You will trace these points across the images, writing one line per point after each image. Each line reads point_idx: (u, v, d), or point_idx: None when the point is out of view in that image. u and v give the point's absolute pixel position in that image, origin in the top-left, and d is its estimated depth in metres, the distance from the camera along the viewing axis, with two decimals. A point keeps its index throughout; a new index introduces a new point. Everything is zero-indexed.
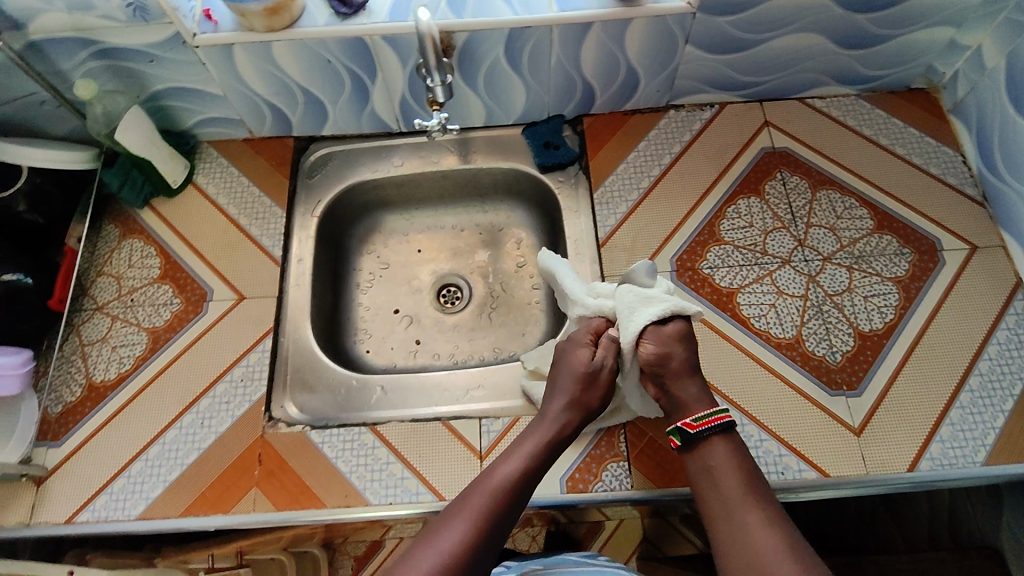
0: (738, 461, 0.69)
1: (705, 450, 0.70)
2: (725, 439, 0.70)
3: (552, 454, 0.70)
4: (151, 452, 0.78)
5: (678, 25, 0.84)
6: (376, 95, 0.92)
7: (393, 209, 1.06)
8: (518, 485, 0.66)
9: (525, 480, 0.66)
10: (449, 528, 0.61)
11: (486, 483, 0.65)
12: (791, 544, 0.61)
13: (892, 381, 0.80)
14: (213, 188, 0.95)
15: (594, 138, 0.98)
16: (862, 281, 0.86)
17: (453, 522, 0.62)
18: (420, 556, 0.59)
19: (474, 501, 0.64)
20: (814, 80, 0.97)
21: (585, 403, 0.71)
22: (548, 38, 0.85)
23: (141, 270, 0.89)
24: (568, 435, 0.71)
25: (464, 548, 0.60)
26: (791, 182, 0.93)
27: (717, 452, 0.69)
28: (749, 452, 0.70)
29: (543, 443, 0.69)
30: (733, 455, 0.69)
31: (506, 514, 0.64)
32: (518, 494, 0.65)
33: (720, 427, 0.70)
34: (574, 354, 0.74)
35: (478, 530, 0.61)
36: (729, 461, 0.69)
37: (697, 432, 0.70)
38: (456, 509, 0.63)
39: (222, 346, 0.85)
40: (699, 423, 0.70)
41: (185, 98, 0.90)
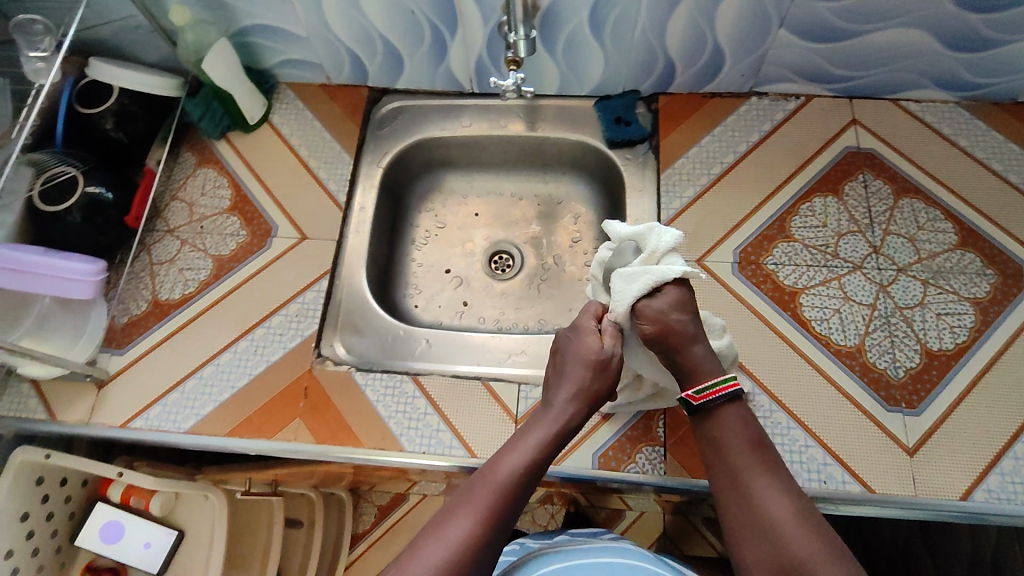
0: (746, 429, 0.69)
1: (711, 420, 0.70)
2: (732, 407, 0.70)
3: (558, 446, 0.67)
4: (205, 372, 0.82)
5: (775, 6, 0.81)
6: (454, 51, 0.92)
7: (456, 170, 1.06)
8: (524, 478, 0.64)
9: (531, 473, 0.65)
10: (454, 524, 0.60)
11: (491, 476, 0.64)
12: (800, 509, 0.64)
13: (956, 404, 0.76)
14: (286, 128, 0.97)
15: (669, 118, 0.95)
16: (937, 297, 0.82)
17: (459, 515, 0.61)
18: (427, 550, 0.58)
19: (479, 494, 0.62)
20: (911, 82, 0.91)
21: (591, 393, 0.69)
22: (635, 8, 0.82)
23: (212, 199, 0.93)
24: (574, 426, 0.69)
25: (471, 544, 0.59)
26: (873, 186, 0.89)
27: (724, 422, 0.69)
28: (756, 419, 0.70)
29: (548, 434, 0.67)
30: (740, 423, 0.69)
31: (512, 507, 0.62)
32: (524, 488, 0.64)
33: (725, 397, 0.69)
34: (578, 341, 0.71)
35: (485, 525, 0.60)
36: (736, 430, 0.69)
37: (701, 403, 0.69)
38: (462, 504, 0.62)
39: (279, 281, 0.87)
40: (703, 394, 0.69)
41: (270, 36, 0.92)
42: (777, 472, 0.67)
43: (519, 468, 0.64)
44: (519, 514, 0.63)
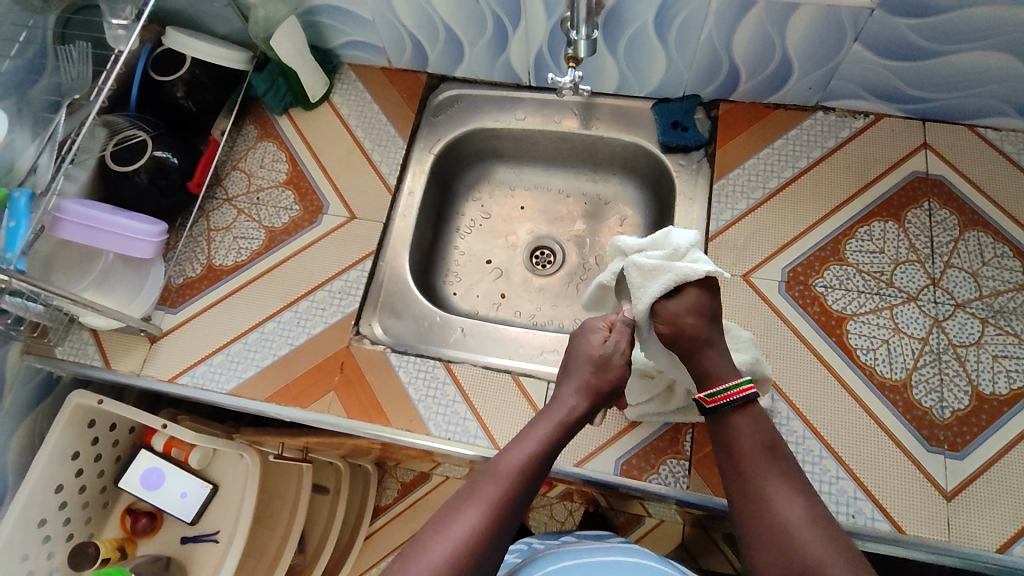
0: (761, 432, 0.65)
1: (724, 422, 0.66)
2: (748, 411, 0.66)
3: (563, 440, 0.66)
4: (249, 338, 0.85)
5: (851, 18, 0.78)
6: (515, 44, 0.92)
7: (506, 162, 1.07)
8: (531, 471, 0.62)
9: (537, 466, 0.63)
10: (458, 519, 0.59)
11: (496, 470, 0.62)
12: (818, 515, 0.60)
13: (1003, 453, 0.72)
14: (346, 108, 1.00)
15: (728, 126, 0.93)
16: (995, 338, 0.78)
17: (464, 510, 0.59)
18: (431, 545, 0.57)
19: (484, 490, 0.61)
20: (992, 108, 0.86)
21: (598, 389, 0.67)
22: (703, 11, 0.81)
23: (269, 172, 0.96)
24: (581, 421, 0.67)
25: (476, 539, 0.57)
26: (938, 215, 0.85)
27: (738, 425, 0.65)
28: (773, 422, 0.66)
29: (553, 429, 0.65)
30: (755, 426, 0.65)
31: (518, 503, 0.61)
32: (530, 483, 0.62)
33: (740, 401, 0.65)
34: (585, 339, 0.70)
35: (490, 521, 0.59)
36: (750, 433, 0.65)
37: (714, 407, 0.65)
38: (467, 499, 0.60)
39: (326, 257, 0.90)
40: (716, 398, 0.65)
41: (337, 17, 0.94)
42: (793, 475, 0.63)
43: (523, 462, 0.62)
44: (527, 509, 0.62)
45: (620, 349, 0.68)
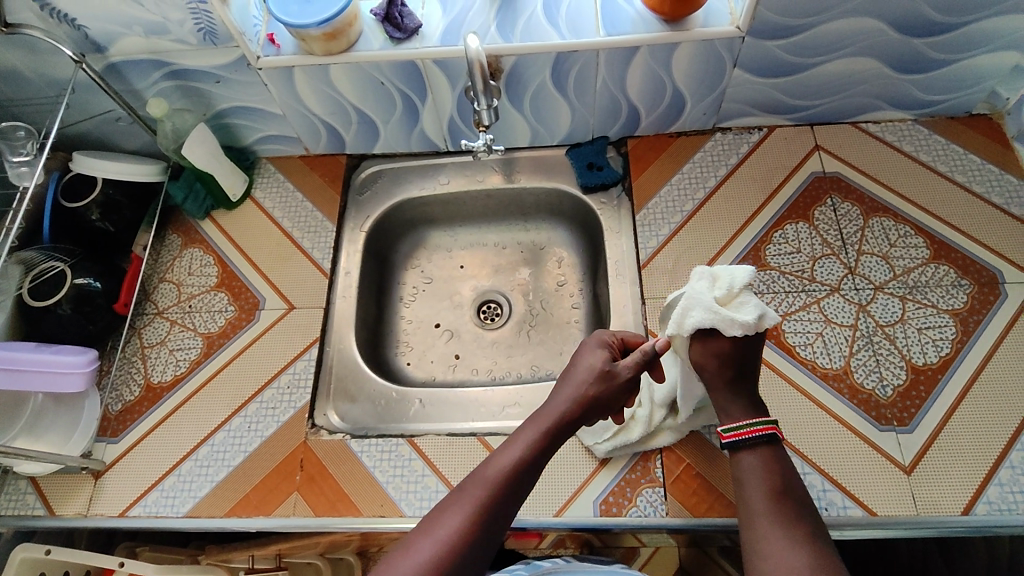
0: (772, 475, 0.66)
1: (739, 459, 0.68)
2: (763, 452, 0.67)
3: (551, 446, 0.67)
4: (200, 453, 0.82)
5: (727, 48, 0.84)
6: (425, 115, 0.95)
7: (438, 226, 1.08)
8: (518, 477, 0.64)
9: (524, 472, 0.65)
10: (447, 518, 0.61)
11: (485, 473, 0.64)
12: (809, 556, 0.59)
13: (946, 419, 0.77)
14: (269, 202, 1.00)
15: (638, 159, 0.98)
16: (916, 312, 0.83)
17: (452, 509, 0.62)
18: (419, 543, 0.59)
19: (472, 490, 0.63)
20: (869, 105, 0.94)
21: (591, 398, 0.69)
22: (594, 62, 0.86)
23: (199, 278, 0.95)
24: (570, 429, 0.68)
25: (462, 537, 0.59)
26: (842, 209, 0.91)
27: (752, 464, 0.67)
28: (790, 468, 0.67)
29: (542, 435, 0.67)
30: (770, 468, 0.66)
31: (503, 505, 0.63)
32: (516, 486, 0.64)
33: (758, 440, 0.67)
34: (589, 354, 0.72)
35: (475, 521, 0.61)
36: (763, 473, 0.66)
37: (733, 442, 0.68)
38: (456, 498, 0.63)
39: (269, 354, 0.89)
40: (737, 433, 0.67)
41: (247, 116, 0.95)
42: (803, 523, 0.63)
43: (511, 465, 0.65)
44: (510, 514, 0.64)
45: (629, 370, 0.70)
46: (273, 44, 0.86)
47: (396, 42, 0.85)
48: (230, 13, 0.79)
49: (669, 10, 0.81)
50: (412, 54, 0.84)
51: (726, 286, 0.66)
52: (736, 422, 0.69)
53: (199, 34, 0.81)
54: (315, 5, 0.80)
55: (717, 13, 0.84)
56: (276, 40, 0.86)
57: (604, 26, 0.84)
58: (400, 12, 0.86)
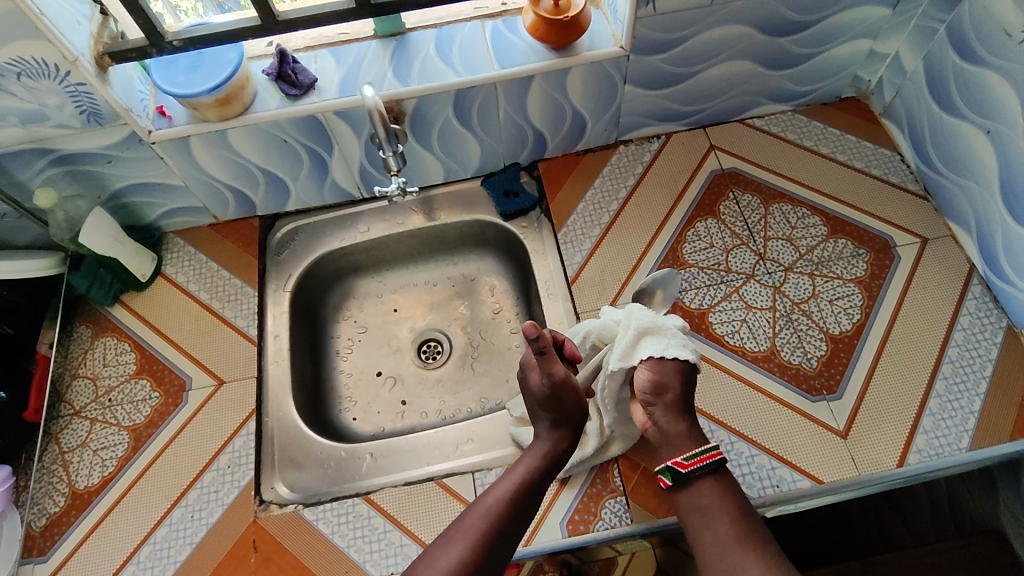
0: (729, 501, 0.69)
1: (695, 488, 0.70)
2: (715, 479, 0.70)
3: (547, 476, 0.71)
4: (143, 553, 0.77)
5: (615, 67, 0.88)
6: (335, 166, 0.94)
7: (365, 273, 1.06)
8: (517, 505, 0.68)
9: (522, 500, 0.69)
10: (447, 549, 0.64)
11: (483, 504, 0.68)
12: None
13: (868, 379, 0.82)
14: (183, 276, 0.96)
15: (551, 181, 1.02)
16: (826, 286, 0.89)
17: (454, 541, 0.65)
18: (423, 575, 0.62)
19: (469, 521, 0.67)
20: (752, 102, 1.02)
21: (555, 419, 0.72)
22: (493, 95, 0.88)
23: (117, 368, 0.90)
24: (560, 455, 0.72)
25: (462, 566, 0.63)
26: (744, 201, 0.97)
27: (708, 492, 0.69)
28: (740, 492, 0.70)
29: (534, 466, 0.71)
30: (727, 495, 0.69)
31: (500, 536, 0.66)
32: (514, 514, 0.68)
33: (711, 466, 0.70)
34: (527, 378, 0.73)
35: (474, 551, 0.64)
36: (720, 501, 0.69)
37: (690, 470, 0.70)
38: (457, 529, 0.66)
39: (204, 435, 0.84)
40: (691, 461, 0.70)
41: (147, 192, 0.92)
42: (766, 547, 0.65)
43: (504, 497, 0.68)
44: (511, 541, 0.67)
45: (555, 375, 0.70)
46: (164, 116, 0.83)
47: (293, 99, 0.85)
48: (112, 91, 0.77)
49: (554, 38, 0.85)
50: (312, 109, 0.84)
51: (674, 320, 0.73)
52: (680, 434, 0.72)
53: (82, 117, 0.78)
54: (202, 73, 0.79)
55: (601, 37, 0.88)
56: (167, 111, 0.84)
57: (497, 60, 0.87)
58: (294, 69, 0.84)
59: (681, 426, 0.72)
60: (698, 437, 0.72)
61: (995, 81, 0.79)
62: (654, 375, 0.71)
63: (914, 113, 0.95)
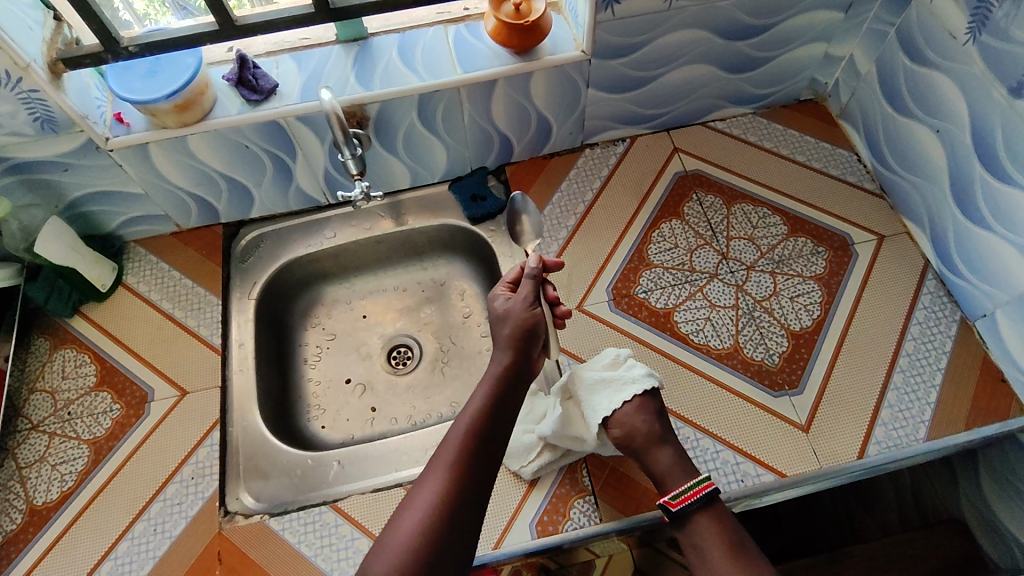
0: (724, 533, 0.71)
1: (690, 523, 0.72)
2: (709, 513, 0.72)
3: (509, 395, 0.71)
4: (104, 568, 0.75)
5: (577, 71, 0.89)
6: (300, 172, 0.94)
7: (333, 280, 1.05)
8: (484, 430, 0.68)
9: (490, 425, 0.68)
10: (425, 488, 0.64)
11: (452, 436, 0.68)
12: None
13: (829, 374, 0.84)
14: (145, 285, 0.95)
15: (518, 185, 1.02)
16: (787, 283, 0.91)
17: (429, 478, 0.65)
18: (402, 518, 0.63)
19: (442, 456, 0.66)
20: (713, 105, 1.03)
21: (516, 337, 0.73)
22: (457, 99, 0.89)
23: (76, 381, 0.87)
24: (517, 371, 0.72)
25: (441, 503, 0.63)
26: (707, 202, 0.99)
27: (704, 525, 0.71)
28: (736, 522, 0.72)
29: (491, 388, 0.71)
30: (721, 527, 0.71)
31: (475, 464, 0.66)
32: (483, 438, 0.68)
33: (702, 501, 0.72)
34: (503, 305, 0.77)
35: (452, 487, 0.64)
36: (717, 535, 0.71)
37: (679, 509, 0.72)
38: (431, 467, 0.66)
39: (167, 446, 0.83)
40: (679, 500, 0.72)
41: (106, 201, 0.90)
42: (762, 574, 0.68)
43: (470, 426, 0.68)
44: (487, 465, 0.67)
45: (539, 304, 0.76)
46: (122, 123, 0.82)
47: (254, 104, 0.84)
48: (67, 98, 0.75)
49: (515, 42, 0.86)
50: (273, 114, 0.83)
51: (611, 358, 0.82)
52: (669, 471, 0.74)
53: (36, 124, 0.76)
54: (159, 78, 0.78)
55: (562, 41, 0.89)
56: (125, 118, 0.82)
57: (460, 64, 0.87)
58: (254, 74, 0.85)
59: (665, 458, 0.75)
60: (688, 470, 0.74)
61: (942, 82, 0.82)
62: (622, 426, 0.76)
63: (868, 114, 0.97)
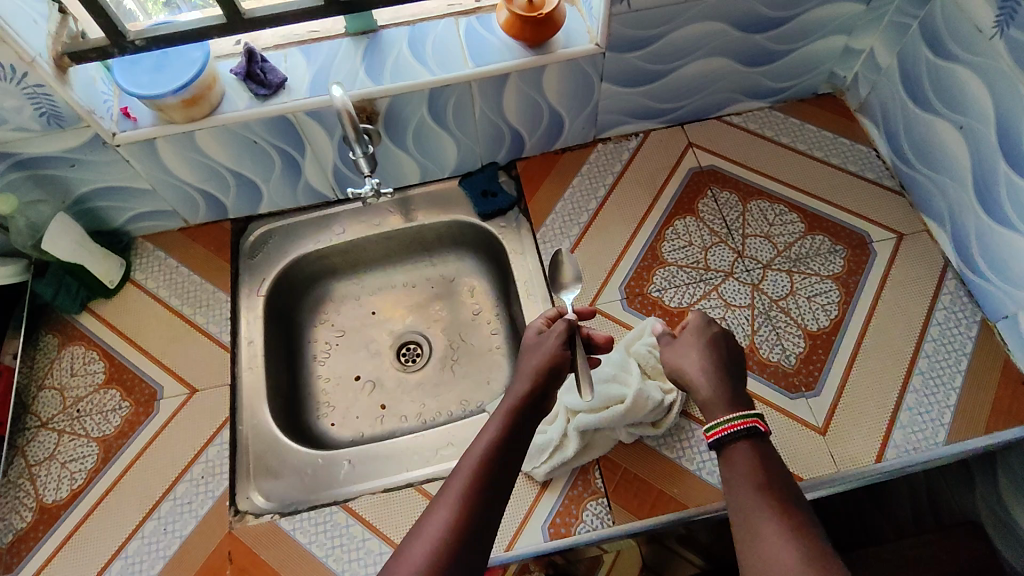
0: (762, 470, 0.61)
1: (727, 457, 0.64)
2: (748, 447, 0.63)
3: (527, 425, 0.68)
4: (114, 567, 0.75)
5: (591, 65, 0.88)
6: (308, 168, 0.93)
7: (342, 276, 1.04)
8: (502, 455, 0.64)
9: (507, 451, 0.64)
10: (436, 513, 0.59)
11: (466, 461, 0.63)
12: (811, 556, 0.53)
13: (846, 375, 0.83)
14: (153, 282, 0.94)
15: (529, 181, 1.01)
16: (804, 283, 0.89)
17: (441, 504, 0.60)
18: (411, 547, 0.57)
19: (455, 481, 0.61)
20: (729, 99, 1.01)
21: (541, 370, 0.72)
22: (468, 93, 0.87)
23: (85, 378, 0.87)
24: (536, 404, 0.70)
25: (454, 529, 0.57)
26: (722, 198, 0.97)
27: (740, 460, 0.62)
28: (783, 463, 0.62)
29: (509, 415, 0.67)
30: (758, 464, 0.62)
31: (491, 491, 0.61)
32: (500, 464, 0.63)
33: (739, 433, 0.64)
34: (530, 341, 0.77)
35: (466, 513, 0.59)
36: (751, 471, 0.61)
37: (714, 440, 0.65)
38: (442, 493, 0.61)
39: (176, 444, 0.82)
40: (714, 431, 0.65)
41: (113, 196, 0.89)
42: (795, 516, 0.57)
43: (487, 451, 0.64)
44: (502, 494, 0.62)
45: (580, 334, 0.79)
46: (129, 118, 0.81)
47: (262, 99, 0.83)
48: (73, 92, 0.74)
49: (528, 35, 0.84)
50: (282, 109, 0.82)
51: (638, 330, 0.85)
52: (713, 403, 0.67)
53: (42, 119, 0.75)
54: (167, 73, 0.76)
55: (576, 34, 0.87)
56: (132, 113, 0.81)
57: (472, 58, 0.86)
58: (262, 68, 0.83)
59: (704, 389, 0.69)
60: (735, 403, 0.67)
61: (968, 78, 0.80)
62: (671, 361, 0.73)
63: (889, 109, 0.95)
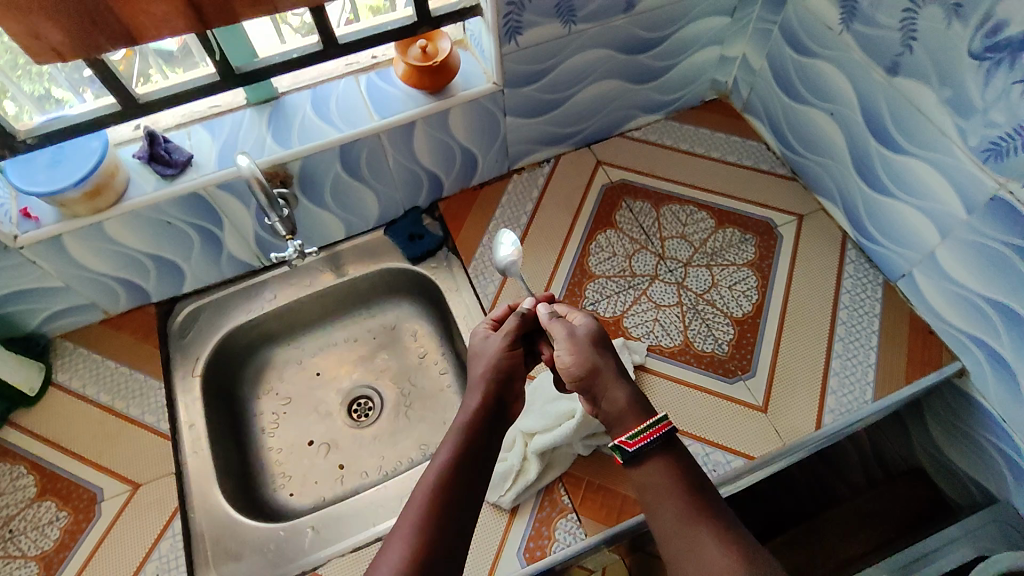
0: (682, 477, 0.58)
1: (645, 468, 0.59)
2: (666, 455, 0.59)
3: (485, 437, 0.63)
4: None
5: (492, 102, 0.92)
6: (229, 239, 0.92)
7: (280, 341, 1.02)
8: (458, 471, 0.59)
9: (463, 466, 0.60)
10: (392, 546, 0.53)
11: (421, 484, 0.58)
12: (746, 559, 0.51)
13: (776, 353, 0.88)
14: (78, 381, 0.90)
15: (453, 219, 1.03)
16: (723, 274, 0.95)
17: (397, 535, 0.54)
18: None
19: (410, 507, 0.56)
20: (628, 115, 1.08)
21: (491, 378, 0.68)
22: (379, 145, 0.89)
23: (14, 495, 0.81)
24: (491, 412, 0.65)
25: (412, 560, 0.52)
26: (637, 208, 1.03)
27: (660, 470, 0.58)
28: (699, 468, 0.59)
29: (463, 428, 0.63)
30: (677, 472, 0.58)
31: (450, 511, 0.56)
32: (458, 481, 0.58)
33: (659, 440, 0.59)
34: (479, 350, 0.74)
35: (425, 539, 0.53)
36: (672, 480, 0.58)
37: (637, 448, 0.59)
38: (399, 523, 0.55)
39: (124, 547, 0.78)
40: (637, 439, 0.59)
41: (23, 300, 0.85)
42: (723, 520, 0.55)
43: (442, 468, 0.59)
44: (463, 513, 0.57)
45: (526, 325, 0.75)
46: (29, 218, 0.78)
47: (170, 178, 0.82)
48: None
49: (428, 83, 0.88)
50: (192, 186, 0.82)
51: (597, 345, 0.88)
52: (624, 409, 0.62)
53: None
54: (63, 167, 0.74)
55: (473, 75, 0.92)
56: (32, 212, 0.79)
57: (376, 111, 0.88)
58: (166, 148, 0.82)
59: (621, 396, 0.63)
60: (643, 409, 0.61)
61: (828, 69, 0.89)
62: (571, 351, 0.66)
63: (769, 106, 1.04)
